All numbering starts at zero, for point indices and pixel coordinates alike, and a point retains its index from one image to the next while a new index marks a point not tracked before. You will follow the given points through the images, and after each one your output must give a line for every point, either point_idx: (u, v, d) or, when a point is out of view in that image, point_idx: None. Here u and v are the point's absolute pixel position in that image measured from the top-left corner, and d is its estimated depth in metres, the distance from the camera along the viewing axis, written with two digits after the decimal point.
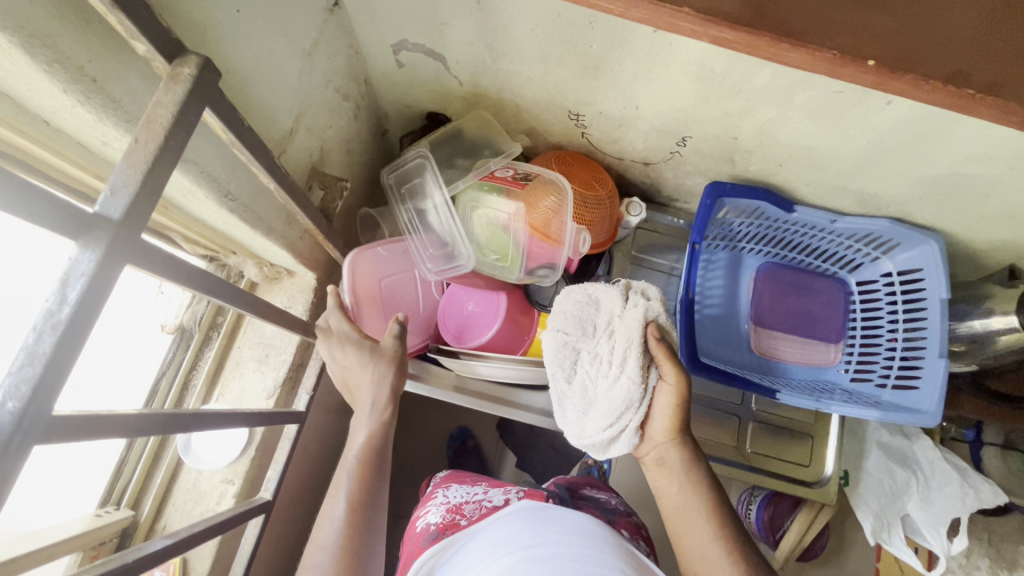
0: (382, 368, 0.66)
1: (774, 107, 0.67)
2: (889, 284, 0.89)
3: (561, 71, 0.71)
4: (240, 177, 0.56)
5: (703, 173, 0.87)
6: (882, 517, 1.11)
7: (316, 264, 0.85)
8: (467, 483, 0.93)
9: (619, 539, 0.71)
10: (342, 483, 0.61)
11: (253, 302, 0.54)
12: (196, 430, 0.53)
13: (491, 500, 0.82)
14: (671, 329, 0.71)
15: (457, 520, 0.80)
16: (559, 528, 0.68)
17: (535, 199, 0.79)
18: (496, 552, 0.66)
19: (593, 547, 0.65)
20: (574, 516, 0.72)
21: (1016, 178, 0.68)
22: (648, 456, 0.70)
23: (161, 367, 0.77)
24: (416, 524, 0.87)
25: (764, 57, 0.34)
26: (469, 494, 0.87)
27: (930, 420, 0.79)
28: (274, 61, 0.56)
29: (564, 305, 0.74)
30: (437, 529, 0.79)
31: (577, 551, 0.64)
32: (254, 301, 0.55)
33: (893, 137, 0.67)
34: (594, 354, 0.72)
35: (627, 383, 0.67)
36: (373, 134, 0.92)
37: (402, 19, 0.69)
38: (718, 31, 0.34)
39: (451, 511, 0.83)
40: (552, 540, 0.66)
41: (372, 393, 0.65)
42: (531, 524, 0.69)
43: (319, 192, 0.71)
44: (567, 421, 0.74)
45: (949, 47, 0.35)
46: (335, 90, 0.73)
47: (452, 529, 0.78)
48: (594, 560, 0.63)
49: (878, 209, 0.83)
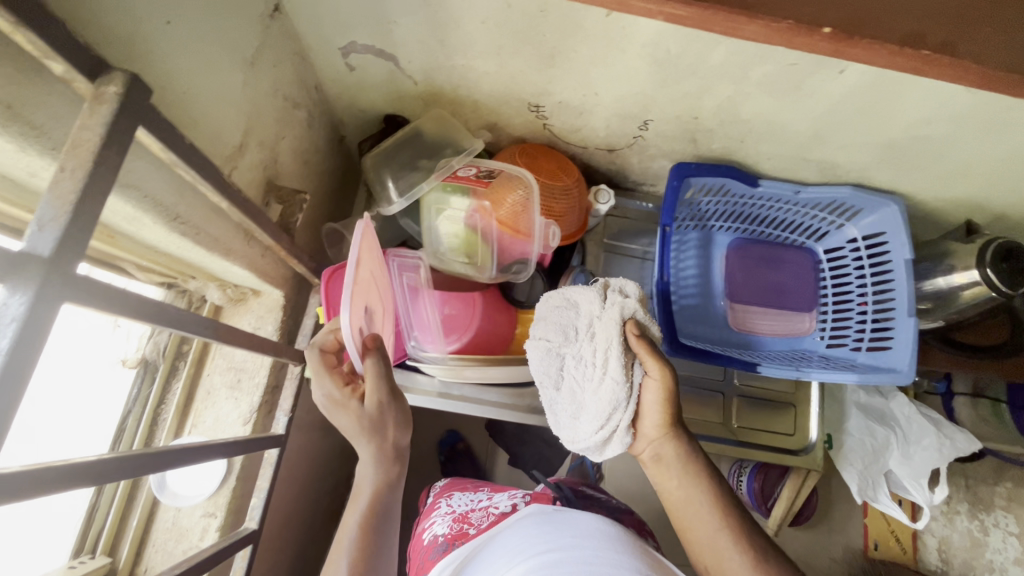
0: (376, 427, 0.59)
1: (732, 83, 0.67)
2: (855, 250, 0.91)
3: (517, 63, 0.70)
4: (189, 198, 0.53)
5: (667, 155, 0.87)
6: (867, 475, 1.14)
7: (283, 281, 0.81)
8: (470, 489, 0.95)
9: (633, 538, 0.71)
10: (347, 542, 0.59)
11: (217, 329, 0.52)
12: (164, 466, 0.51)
13: (499, 507, 0.84)
14: (653, 325, 0.69)
15: (465, 530, 0.80)
16: (573, 531, 0.68)
17: (499, 198, 0.77)
18: (513, 559, 0.67)
19: (608, 548, 0.65)
20: (588, 519, 0.71)
21: (967, 137, 0.69)
22: (645, 453, 0.70)
23: (127, 403, 0.73)
24: (422, 537, 0.88)
25: (720, 31, 0.37)
26: (474, 502, 0.88)
27: (904, 378, 0.80)
28: (214, 73, 0.53)
29: (545, 312, 0.74)
30: (446, 541, 0.80)
31: (592, 553, 0.63)
32: (219, 326, 0.53)
33: (849, 105, 0.68)
34: (578, 357, 0.71)
35: (612, 384, 0.66)
36: (330, 142, 0.89)
37: (348, 20, 0.66)
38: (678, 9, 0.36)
39: (458, 521, 0.84)
40: (566, 544, 0.65)
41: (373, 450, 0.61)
42: (546, 529, 0.70)
43: (277, 207, 0.68)
44: (560, 426, 0.74)
45: (903, 13, 0.37)
46: (285, 98, 0.70)
47: (462, 539, 0.78)
48: (610, 561, 0.62)
49: (839, 176, 0.84)
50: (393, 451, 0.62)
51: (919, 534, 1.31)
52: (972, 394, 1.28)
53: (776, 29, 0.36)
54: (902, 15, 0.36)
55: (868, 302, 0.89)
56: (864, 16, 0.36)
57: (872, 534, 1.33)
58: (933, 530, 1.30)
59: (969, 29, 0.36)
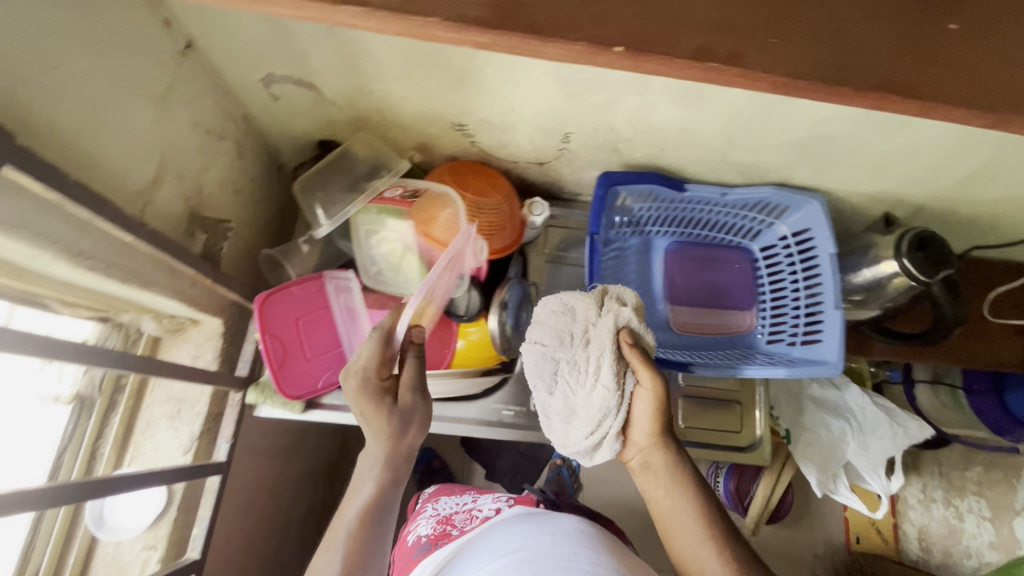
0: (401, 422, 0.62)
1: (636, 95, 0.70)
2: (786, 247, 0.94)
3: (431, 86, 0.72)
4: (95, 234, 0.55)
5: (596, 164, 0.89)
6: (827, 470, 1.14)
7: (222, 309, 0.82)
8: (457, 493, 1.01)
9: (607, 537, 0.76)
10: (342, 533, 0.57)
11: (115, 356, 0.60)
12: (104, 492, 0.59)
13: (483, 509, 0.89)
14: (647, 334, 0.69)
15: (448, 530, 0.87)
16: (552, 529, 0.72)
17: (429, 216, 0.79)
18: (493, 555, 0.72)
19: (585, 545, 0.69)
20: (568, 519, 0.75)
21: (868, 134, 0.72)
22: (633, 460, 0.70)
23: (61, 440, 0.74)
24: (406, 539, 0.95)
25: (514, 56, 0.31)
26: (460, 505, 0.95)
27: (833, 369, 0.81)
28: (112, 111, 0.55)
29: (541, 317, 0.71)
30: (428, 541, 0.87)
31: (570, 551, 0.68)
32: (118, 354, 0.61)
33: (749, 110, 0.71)
34: (572, 364, 0.68)
35: (603, 392, 0.65)
36: (267, 170, 0.91)
37: (261, 52, 0.68)
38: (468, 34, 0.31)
39: (442, 522, 0.91)
40: (546, 540, 0.70)
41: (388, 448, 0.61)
42: (527, 526, 0.74)
43: (201, 237, 0.71)
44: (551, 430, 0.72)
45: (698, 23, 0.31)
46: (207, 131, 0.72)
47: (444, 539, 0.85)
48: (586, 559, 0.67)
49: (761, 177, 0.87)
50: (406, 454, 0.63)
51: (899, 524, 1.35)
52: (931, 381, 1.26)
53: (571, 52, 0.31)
54: (697, 26, 0.31)
55: (801, 297, 0.91)
56: (656, 30, 0.31)
57: (853, 527, 1.41)
58: (912, 518, 1.34)
59: (766, 41, 0.32)
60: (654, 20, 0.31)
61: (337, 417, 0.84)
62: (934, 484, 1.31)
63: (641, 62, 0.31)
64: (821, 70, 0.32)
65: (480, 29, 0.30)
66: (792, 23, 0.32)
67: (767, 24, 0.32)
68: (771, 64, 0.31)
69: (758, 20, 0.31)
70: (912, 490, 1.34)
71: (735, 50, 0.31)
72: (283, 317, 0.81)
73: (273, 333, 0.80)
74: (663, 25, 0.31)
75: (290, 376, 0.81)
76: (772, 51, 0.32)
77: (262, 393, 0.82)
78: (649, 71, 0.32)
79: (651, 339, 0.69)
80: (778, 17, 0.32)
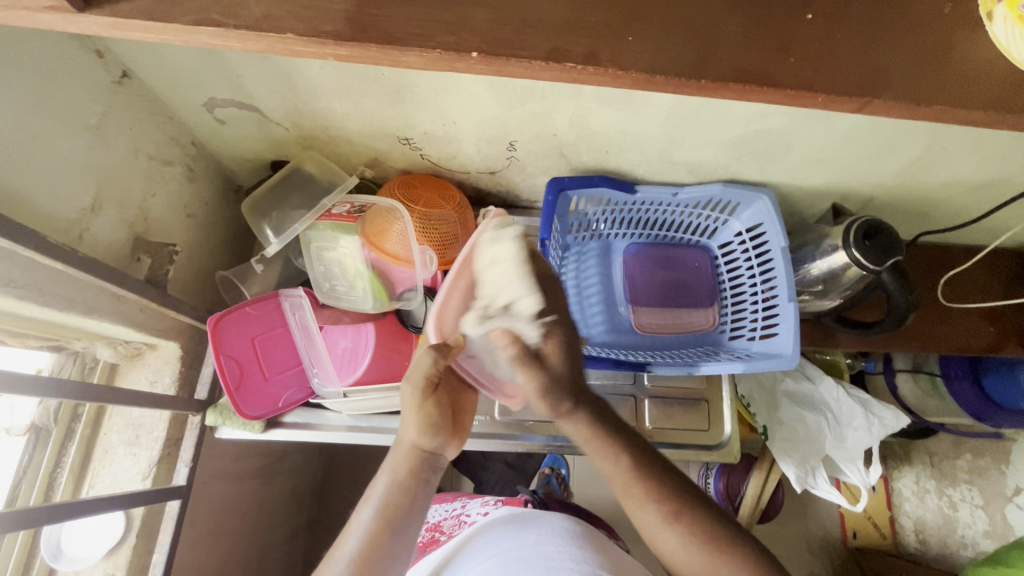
0: (423, 435, 0.59)
1: (570, 100, 0.71)
2: (742, 243, 0.94)
3: (369, 102, 0.73)
4: (25, 264, 0.56)
5: (546, 171, 0.90)
6: (805, 463, 1.10)
7: (179, 333, 0.82)
8: (448, 501, 1.00)
9: (593, 535, 0.76)
10: (358, 533, 0.55)
11: (59, 386, 0.60)
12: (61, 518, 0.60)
13: (468, 514, 0.90)
14: (529, 326, 0.58)
15: (437, 537, 0.87)
16: (538, 530, 0.73)
17: (380, 228, 0.80)
18: (478, 558, 0.72)
19: (570, 545, 0.70)
20: (556, 520, 0.76)
21: (802, 128, 0.72)
22: None
23: (18, 471, 0.74)
24: None
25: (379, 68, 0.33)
26: (449, 511, 0.95)
27: (788, 362, 0.80)
28: (41, 142, 0.56)
29: None
30: (417, 548, 0.87)
31: (554, 551, 0.68)
32: (62, 384, 0.60)
33: (681, 110, 0.72)
34: None
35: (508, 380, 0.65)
36: (223, 193, 0.92)
37: (197, 78, 0.69)
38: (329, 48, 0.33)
39: (431, 530, 0.91)
40: (531, 543, 0.70)
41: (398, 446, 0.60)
42: (513, 530, 0.75)
43: (146, 261, 0.73)
44: None
45: (548, 28, 0.33)
46: (150, 158, 0.73)
47: (433, 544, 0.85)
48: (573, 557, 0.68)
49: (709, 175, 0.87)
50: (434, 461, 0.60)
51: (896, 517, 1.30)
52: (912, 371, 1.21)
53: (431, 59, 0.33)
54: (546, 31, 0.33)
55: (758, 292, 0.91)
56: (508, 35, 0.33)
57: (848, 523, 1.32)
58: (907, 510, 1.29)
59: (617, 40, 0.34)
60: (508, 27, 0.33)
61: (301, 436, 0.84)
62: (925, 475, 1.29)
63: (497, 65, 0.33)
64: (670, 64, 0.34)
65: (334, 42, 0.32)
66: (642, 25, 0.34)
67: (617, 26, 0.34)
68: (620, 60, 0.33)
69: (608, 22, 0.34)
70: (906, 482, 1.31)
71: (589, 50, 0.33)
72: (236, 337, 0.81)
73: (226, 352, 0.80)
74: (515, 29, 0.33)
75: (246, 395, 0.81)
76: (625, 50, 0.34)
77: (221, 415, 0.82)
78: (511, 72, 0.34)
79: (536, 329, 0.58)
80: (629, 19, 0.34)
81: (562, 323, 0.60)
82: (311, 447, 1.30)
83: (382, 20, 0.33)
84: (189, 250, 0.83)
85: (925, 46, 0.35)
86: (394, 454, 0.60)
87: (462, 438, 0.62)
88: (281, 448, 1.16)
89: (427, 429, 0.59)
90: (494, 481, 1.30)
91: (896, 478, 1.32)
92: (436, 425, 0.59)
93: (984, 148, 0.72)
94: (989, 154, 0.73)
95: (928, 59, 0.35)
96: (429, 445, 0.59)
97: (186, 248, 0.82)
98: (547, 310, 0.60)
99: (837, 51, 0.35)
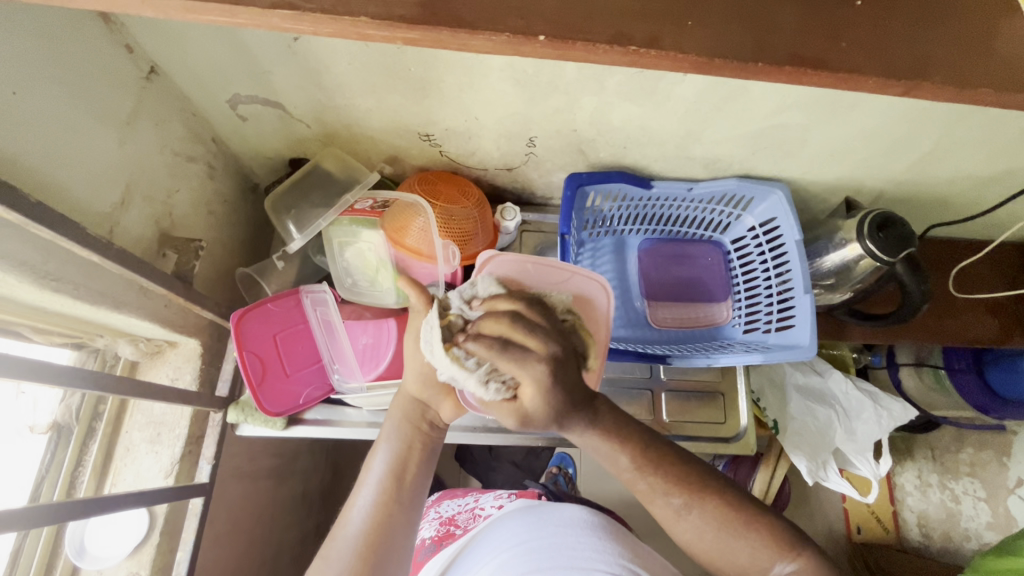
0: (418, 384, 0.60)
1: (593, 95, 0.72)
2: (755, 237, 0.95)
3: (394, 98, 0.74)
4: (61, 256, 0.56)
5: (563, 167, 0.91)
6: (816, 455, 1.08)
7: (199, 330, 0.82)
8: (460, 495, 1.00)
9: (614, 526, 0.76)
10: (369, 484, 0.57)
11: (92, 377, 0.60)
12: (94, 512, 0.61)
13: (483, 508, 0.90)
14: (486, 387, 0.53)
15: (452, 530, 0.87)
16: (556, 520, 0.74)
17: (401, 225, 0.81)
18: (498, 548, 0.73)
19: (589, 535, 0.70)
20: (573, 509, 0.76)
21: (820, 122, 0.74)
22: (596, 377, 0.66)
23: (40, 470, 0.73)
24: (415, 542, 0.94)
25: (452, 50, 0.35)
26: (462, 505, 0.94)
27: (806, 353, 0.82)
28: (81, 136, 0.57)
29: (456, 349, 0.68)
30: (433, 542, 0.87)
31: (574, 540, 0.68)
32: (95, 375, 0.61)
33: (702, 107, 0.73)
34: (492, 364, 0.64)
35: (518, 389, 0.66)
36: (240, 190, 0.92)
37: (225, 75, 0.70)
38: (403, 32, 0.35)
39: (445, 524, 0.90)
40: (552, 532, 0.71)
41: (399, 406, 0.62)
42: (532, 520, 0.75)
43: (172, 257, 0.72)
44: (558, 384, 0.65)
45: (613, 12, 0.35)
46: (176, 154, 0.74)
47: (449, 539, 0.85)
48: (589, 547, 0.67)
49: (724, 170, 0.89)
50: (430, 415, 0.61)
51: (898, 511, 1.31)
52: (915, 364, 1.22)
53: (501, 43, 0.35)
54: (610, 15, 0.35)
55: (773, 286, 0.92)
56: (575, 20, 0.35)
57: (853, 519, 1.33)
58: (910, 505, 1.30)
59: (674, 27, 0.36)
60: (572, 11, 0.35)
61: (322, 433, 0.84)
62: (929, 469, 1.31)
63: (563, 48, 0.35)
64: (726, 49, 0.36)
65: (406, 26, 0.34)
66: (698, 10, 0.36)
67: (675, 11, 0.36)
68: (675, 47, 0.35)
69: (668, 7, 0.36)
70: (908, 477, 1.31)
71: (649, 34, 0.36)
72: (259, 333, 0.81)
73: (249, 348, 0.80)
74: (582, 13, 0.35)
75: (266, 390, 0.81)
76: (682, 35, 0.36)
77: (243, 412, 0.81)
78: (575, 56, 0.36)
79: (497, 389, 0.53)
80: (685, 7, 0.36)
81: (525, 367, 0.51)
82: (321, 446, 1.29)
83: (452, 4, 0.35)
84: (210, 246, 0.83)
85: (970, 28, 0.38)
86: (395, 407, 0.62)
87: (460, 398, 0.61)
88: (293, 449, 1.15)
89: (420, 381, 0.60)
90: (503, 481, 1.29)
91: (899, 474, 1.32)
92: (430, 377, 0.60)
93: (994, 143, 0.74)
94: (1000, 148, 0.75)
95: (970, 43, 0.37)
96: (427, 395, 0.61)
97: (207, 245, 0.82)
98: (501, 366, 0.52)
99: (885, 37, 0.37)
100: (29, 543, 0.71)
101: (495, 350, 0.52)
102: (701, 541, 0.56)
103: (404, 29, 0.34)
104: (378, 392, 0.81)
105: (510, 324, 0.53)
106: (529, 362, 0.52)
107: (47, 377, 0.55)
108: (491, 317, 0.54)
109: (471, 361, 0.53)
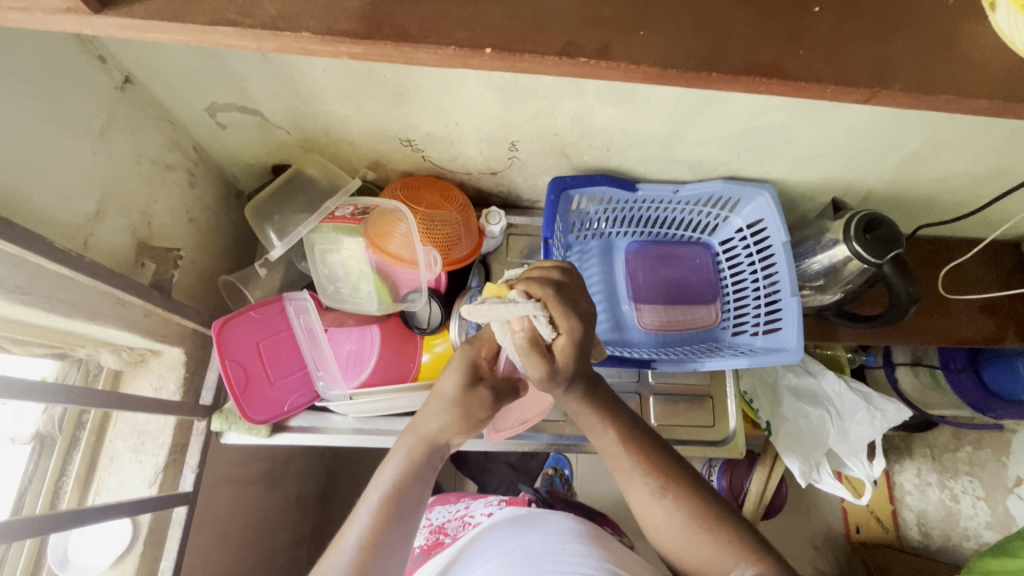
0: (441, 423, 0.57)
1: (571, 99, 0.71)
2: (743, 239, 0.94)
3: (372, 103, 0.73)
4: (30, 270, 0.56)
5: (547, 170, 0.90)
6: (809, 457, 1.06)
7: (181, 338, 0.81)
8: (450, 501, 0.99)
9: (601, 533, 0.76)
10: (365, 515, 0.53)
11: (68, 392, 0.59)
12: (70, 526, 0.60)
13: (473, 514, 0.89)
14: (541, 321, 0.49)
15: (442, 539, 0.86)
16: (541, 529, 0.73)
17: (382, 231, 0.80)
18: (484, 558, 0.72)
19: (574, 542, 0.69)
20: (559, 517, 0.76)
21: (802, 123, 0.73)
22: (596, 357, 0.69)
23: (23, 481, 0.74)
24: None
25: (398, 62, 0.36)
26: (453, 512, 0.94)
27: (793, 356, 0.81)
28: (55, 150, 0.58)
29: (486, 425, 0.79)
30: (422, 551, 0.86)
31: (558, 548, 0.68)
32: (71, 390, 0.60)
33: (682, 110, 0.72)
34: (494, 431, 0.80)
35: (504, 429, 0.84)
36: (223, 198, 0.92)
37: (200, 84, 0.70)
38: (348, 44, 0.35)
39: (435, 532, 0.90)
40: (535, 540, 0.70)
41: (411, 439, 0.58)
42: (518, 530, 0.74)
43: (151, 267, 0.73)
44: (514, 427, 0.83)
45: (563, 27, 0.36)
46: (153, 163, 0.73)
47: (438, 547, 0.84)
48: (576, 554, 0.67)
49: (709, 172, 0.88)
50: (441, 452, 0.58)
51: (898, 510, 1.30)
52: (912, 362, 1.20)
53: (446, 55, 0.35)
54: (559, 28, 0.36)
55: (761, 287, 0.91)
56: (520, 33, 0.35)
57: (852, 518, 1.32)
58: (909, 503, 1.28)
59: (627, 36, 0.36)
60: (519, 26, 0.36)
61: (306, 440, 0.83)
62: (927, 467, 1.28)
63: (510, 59, 0.35)
64: (678, 60, 0.36)
65: (350, 40, 0.35)
66: (651, 17, 0.36)
67: (629, 20, 0.36)
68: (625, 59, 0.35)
69: (622, 16, 0.36)
70: (907, 475, 1.30)
71: (601, 45, 0.36)
72: (243, 343, 0.81)
73: (231, 358, 0.80)
74: (528, 29, 0.35)
75: (251, 399, 0.80)
76: (635, 45, 0.36)
77: (227, 420, 0.81)
78: (524, 67, 0.36)
79: (545, 328, 0.49)
80: (640, 13, 0.37)
81: (575, 316, 0.49)
82: (315, 451, 1.29)
83: (398, 17, 0.35)
84: (192, 255, 0.83)
85: (930, 32, 0.37)
86: (408, 438, 0.58)
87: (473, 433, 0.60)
88: (284, 454, 1.14)
89: (447, 419, 0.57)
90: (499, 483, 1.28)
91: (898, 472, 1.31)
92: (456, 418, 0.57)
93: (980, 140, 0.73)
94: (988, 146, 0.74)
95: (931, 46, 0.37)
96: (445, 435, 0.58)
97: (187, 253, 0.82)
98: (551, 304, 0.49)
99: (845, 46, 0.37)
100: (13, 552, 0.71)
101: (548, 291, 0.49)
102: (679, 548, 0.56)
103: (348, 42, 0.35)
104: (359, 400, 0.81)
105: (563, 276, 0.52)
106: (576, 310, 0.49)
107: (23, 393, 0.54)
108: (545, 269, 0.53)
109: (525, 297, 0.49)
